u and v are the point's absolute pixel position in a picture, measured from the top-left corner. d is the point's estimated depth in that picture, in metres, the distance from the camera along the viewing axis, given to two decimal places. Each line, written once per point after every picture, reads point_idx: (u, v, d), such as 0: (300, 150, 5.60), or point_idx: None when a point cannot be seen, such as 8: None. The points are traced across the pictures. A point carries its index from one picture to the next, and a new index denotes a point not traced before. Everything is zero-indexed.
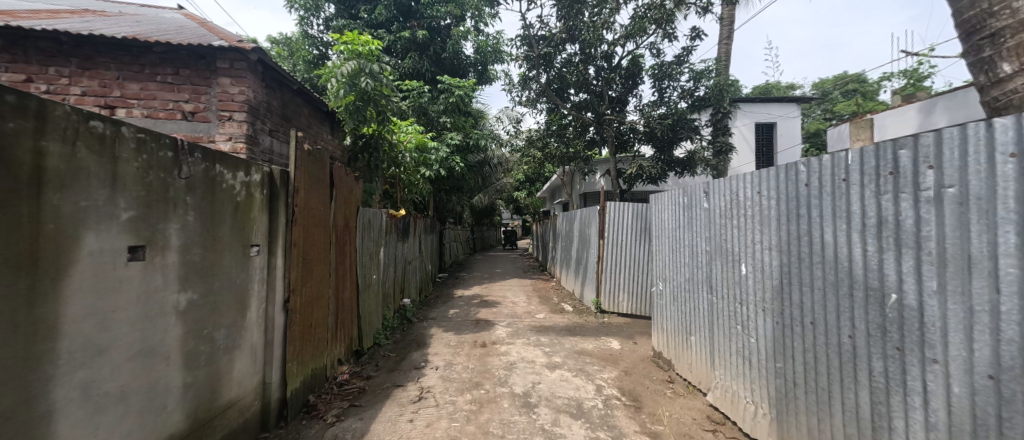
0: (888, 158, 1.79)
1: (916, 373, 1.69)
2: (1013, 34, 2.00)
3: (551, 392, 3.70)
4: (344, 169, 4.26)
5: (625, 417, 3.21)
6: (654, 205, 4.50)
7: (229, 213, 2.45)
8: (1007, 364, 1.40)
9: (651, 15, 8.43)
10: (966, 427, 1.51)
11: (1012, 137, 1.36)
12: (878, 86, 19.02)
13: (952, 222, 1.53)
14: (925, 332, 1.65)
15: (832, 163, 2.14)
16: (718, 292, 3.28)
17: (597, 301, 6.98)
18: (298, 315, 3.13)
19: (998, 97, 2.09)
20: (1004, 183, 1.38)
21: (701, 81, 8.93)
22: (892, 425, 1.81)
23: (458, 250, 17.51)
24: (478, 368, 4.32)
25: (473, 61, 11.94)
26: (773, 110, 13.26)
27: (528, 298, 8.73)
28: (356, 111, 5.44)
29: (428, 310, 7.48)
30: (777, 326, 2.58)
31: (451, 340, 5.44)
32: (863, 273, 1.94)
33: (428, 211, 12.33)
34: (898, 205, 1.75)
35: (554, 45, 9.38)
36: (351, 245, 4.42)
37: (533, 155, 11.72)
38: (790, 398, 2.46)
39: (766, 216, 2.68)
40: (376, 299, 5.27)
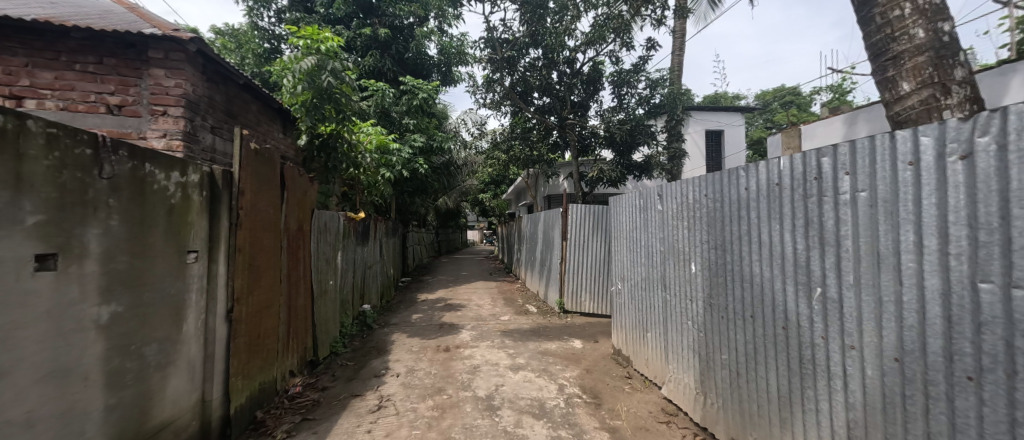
0: (813, 165, 1.99)
1: (837, 359, 1.88)
2: (910, 57, 2.27)
3: (515, 393, 3.72)
4: (297, 169, 4.04)
5: (586, 414, 3.30)
6: (613, 207, 4.65)
7: (163, 217, 2.26)
8: (908, 348, 1.55)
9: (611, 24, 8.75)
10: (878, 405, 1.69)
11: (909, 148, 1.53)
12: (810, 99, 20.79)
13: (865, 222, 1.72)
14: (845, 322, 1.84)
15: (767, 169, 2.33)
16: (671, 290, 3.44)
17: (560, 301, 7.11)
18: (244, 326, 2.94)
19: (899, 112, 2.36)
20: (904, 187, 1.55)
21: (657, 89, 9.37)
22: (818, 407, 1.99)
23: (422, 253, 17.25)
24: (441, 373, 4.25)
25: (437, 62, 11.73)
26: (721, 118, 14.19)
27: (492, 300, 8.72)
28: (313, 109, 5.21)
29: (389, 316, 7.27)
30: (722, 322, 2.76)
31: (414, 346, 5.32)
32: (793, 269, 2.14)
33: (390, 214, 12.05)
34: (822, 207, 1.95)
35: (518, 49, 9.50)
36: (305, 249, 4.21)
37: (497, 156, 11.95)
38: (733, 387, 2.64)
39: (711, 217, 2.86)
40: (333, 305, 5.05)
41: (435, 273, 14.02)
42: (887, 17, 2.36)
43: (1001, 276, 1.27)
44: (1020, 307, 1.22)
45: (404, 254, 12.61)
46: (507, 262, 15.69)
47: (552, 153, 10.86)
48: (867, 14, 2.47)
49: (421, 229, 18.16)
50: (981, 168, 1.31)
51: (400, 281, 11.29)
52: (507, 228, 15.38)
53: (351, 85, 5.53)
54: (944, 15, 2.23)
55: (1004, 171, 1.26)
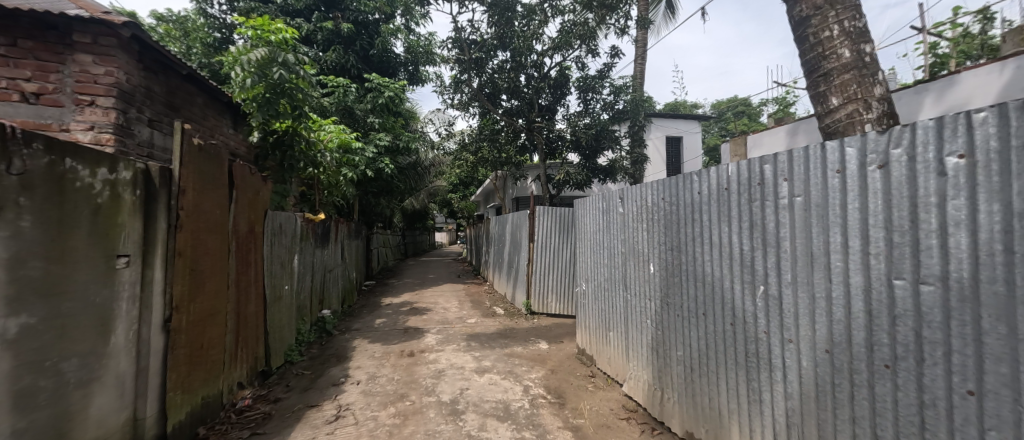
0: (756, 171, 2.14)
1: (777, 351, 2.02)
2: (838, 75, 2.50)
3: (480, 396, 3.70)
4: (247, 167, 3.80)
5: (550, 415, 3.33)
6: (579, 209, 4.74)
7: (86, 217, 2.05)
8: (837, 339, 1.70)
9: (577, 30, 8.94)
10: (812, 394, 1.83)
11: (837, 157, 1.68)
12: (760, 110, 22.27)
13: (800, 224, 1.86)
14: (783, 318, 1.99)
15: (716, 174, 2.47)
16: (631, 289, 3.56)
17: (527, 302, 7.15)
18: (184, 336, 2.71)
19: (829, 124, 2.58)
20: (833, 193, 1.70)
21: (621, 95, 9.67)
22: (761, 397, 2.13)
23: (387, 256, 16.79)
24: (404, 379, 4.14)
25: (404, 60, 11.41)
26: (680, 125, 14.90)
27: (459, 303, 8.63)
28: (266, 104, 4.90)
29: (351, 321, 7.00)
30: (677, 320, 2.89)
31: (376, 352, 5.15)
32: (740, 269, 2.28)
33: (353, 215, 11.65)
34: (764, 210, 2.09)
35: (486, 50, 9.49)
36: (257, 252, 3.97)
37: (466, 158, 11.92)
38: (687, 381, 2.77)
39: (668, 219, 2.98)
40: (288, 311, 4.78)
41: (401, 276, 13.68)
42: (818, 38, 2.57)
43: (911, 273, 1.41)
44: (926, 301, 1.36)
45: (368, 257, 12.20)
46: (474, 264, 15.58)
47: (520, 155, 10.92)
48: (802, 33, 2.67)
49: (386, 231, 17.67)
50: (894, 177, 1.46)
51: (364, 286, 10.93)
52: (475, 230, 15.33)
53: (309, 80, 5.28)
54: (865, 37, 2.48)
55: (912, 179, 1.40)
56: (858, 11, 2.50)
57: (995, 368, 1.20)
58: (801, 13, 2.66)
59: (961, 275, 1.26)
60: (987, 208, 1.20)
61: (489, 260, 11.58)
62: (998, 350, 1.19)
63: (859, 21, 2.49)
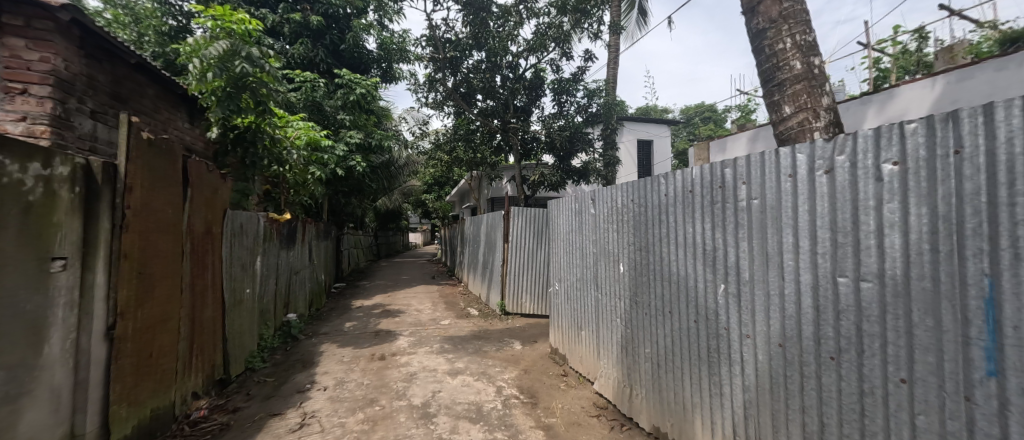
0: (718, 175, 2.24)
1: (736, 347, 2.13)
2: (790, 86, 2.66)
3: (452, 398, 3.66)
4: (205, 164, 3.59)
5: (522, 414, 3.34)
6: (552, 210, 4.78)
7: (15, 217, 1.88)
8: (789, 334, 1.80)
9: (551, 33, 9.02)
10: (766, 385, 1.93)
11: (790, 162, 1.78)
12: (724, 116, 23.30)
13: (757, 225, 1.96)
14: (741, 315, 2.09)
15: (681, 177, 2.56)
16: (602, 289, 3.63)
17: (501, 303, 7.16)
18: (130, 345, 2.53)
19: (782, 131, 2.74)
20: (786, 196, 1.80)
21: (594, 99, 9.83)
22: (721, 391, 2.23)
23: (359, 257, 16.35)
24: (374, 384, 4.04)
25: (376, 57, 11.12)
26: (651, 129, 15.36)
27: (433, 305, 8.51)
28: (227, 99, 4.64)
29: (318, 325, 6.76)
30: (646, 318, 2.98)
31: (345, 356, 4.99)
32: (703, 268, 2.38)
33: (322, 215, 11.27)
34: (725, 212, 2.19)
35: (461, 50, 9.46)
36: (215, 253, 3.75)
37: (441, 157, 11.78)
38: (654, 377, 2.86)
39: (637, 220, 3.06)
40: (250, 315, 4.56)
41: (373, 277, 13.37)
42: (773, 49, 2.73)
43: (852, 271, 1.51)
44: (866, 296, 1.47)
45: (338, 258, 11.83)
46: (449, 265, 15.41)
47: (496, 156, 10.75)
48: (759, 45, 2.82)
49: (357, 232, 17.20)
50: (838, 181, 1.57)
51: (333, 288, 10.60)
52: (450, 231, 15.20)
53: (274, 74, 5.05)
54: (814, 51, 2.65)
55: (853, 184, 1.51)
56: (808, 26, 2.66)
57: (923, 357, 1.31)
58: (757, 26, 2.81)
59: (894, 272, 1.37)
60: (916, 211, 1.30)
61: (464, 261, 11.49)
62: (926, 341, 1.30)
63: (809, 36, 2.66)
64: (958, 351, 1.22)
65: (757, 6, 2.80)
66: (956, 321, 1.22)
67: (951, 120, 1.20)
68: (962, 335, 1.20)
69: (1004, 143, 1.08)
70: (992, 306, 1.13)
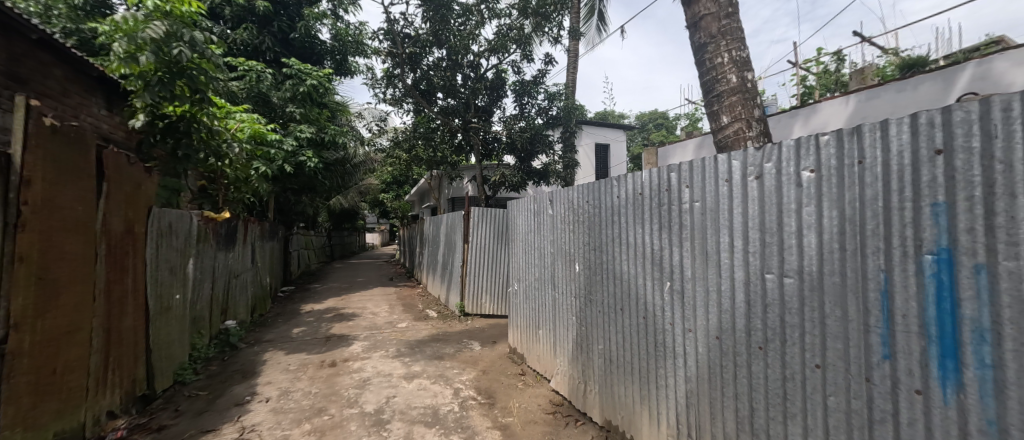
0: (664, 178, 2.38)
1: (679, 341, 2.26)
2: (727, 97, 2.87)
3: (407, 403, 3.57)
4: (124, 156, 3.23)
5: (479, 416, 3.33)
6: (512, 210, 4.80)
7: None
8: (724, 328, 1.95)
9: (512, 35, 9.08)
10: (705, 376, 2.07)
11: (728, 168, 1.91)
12: (675, 122, 24.67)
13: (698, 226, 2.10)
14: (683, 310, 2.23)
15: (632, 180, 2.67)
16: (559, 288, 3.70)
17: (461, 304, 7.10)
18: (26, 360, 2.22)
19: (721, 139, 2.94)
20: (722, 199, 1.95)
21: (555, 102, 9.98)
22: (666, 382, 2.36)
23: (310, 259, 15.52)
24: (323, 392, 3.83)
25: (330, 48, 10.57)
26: (608, 133, 15.93)
27: (389, 307, 8.25)
28: (159, 84, 4.18)
29: (262, 331, 6.32)
30: (599, 316, 3.08)
31: (291, 364, 4.70)
32: (651, 267, 2.51)
33: (268, 214, 10.55)
34: (671, 213, 2.32)
35: (421, 46, 9.37)
36: (138, 256, 3.39)
37: (399, 156, 11.41)
38: (606, 372, 2.96)
39: (593, 221, 3.15)
40: (181, 322, 4.16)
41: (325, 280, 12.73)
42: (713, 63, 2.93)
43: (777, 268, 1.67)
44: (787, 291, 1.63)
45: (286, 260, 11.12)
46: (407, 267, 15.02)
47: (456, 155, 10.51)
48: (701, 58, 3.02)
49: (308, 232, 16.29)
50: (766, 186, 1.71)
51: (281, 291, 9.96)
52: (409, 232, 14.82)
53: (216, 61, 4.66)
54: (748, 67, 2.88)
55: (778, 188, 1.66)
56: (742, 43, 2.90)
57: (833, 344, 1.47)
58: (699, 40, 3.00)
59: (810, 269, 1.53)
60: (828, 213, 1.46)
61: (423, 262, 11.25)
62: (835, 330, 1.46)
63: (743, 52, 2.89)
64: (860, 338, 1.37)
65: (699, 21, 2.98)
66: (859, 311, 1.37)
67: (857, 134, 1.35)
68: (864, 323, 1.36)
69: (896, 155, 1.24)
70: (885, 297, 1.29)
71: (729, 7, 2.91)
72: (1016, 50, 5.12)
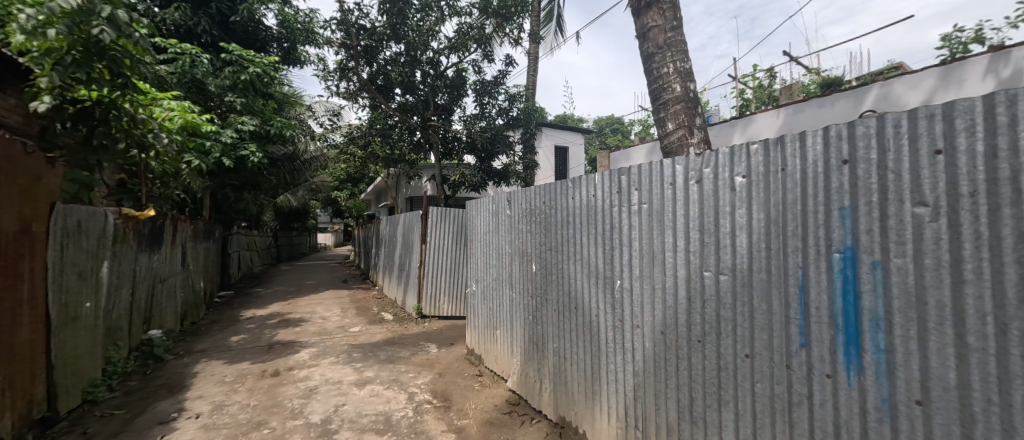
0: (616, 181, 2.47)
1: (628, 336, 2.36)
2: (672, 105, 3.05)
3: (358, 411, 3.43)
4: (18, 145, 2.83)
5: (434, 420, 3.27)
6: (471, 210, 4.77)
7: None
8: (669, 323, 2.06)
9: (472, 34, 9.03)
10: (650, 370, 2.18)
11: (673, 173, 2.02)
12: (630, 127, 25.78)
13: (646, 226, 2.21)
14: (632, 307, 2.33)
15: (587, 183, 2.74)
16: (516, 288, 3.72)
17: (418, 306, 6.94)
18: None
19: (668, 145, 3.10)
20: (667, 201, 2.06)
21: (515, 103, 10.02)
22: (616, 376, 2.45)
23: (254, 261, 14.47)
24: (263, 404, 3.57)
25: (276, 35, 9.92)
26: (567, 136, 16.29)
27: (341, 311, 7.87)
28: (75, 64, 3.65)
29: (194, 341, 5.77)
30: (554, 315, 3.14)
31: (227, 376, 4.34)
32: (602, 266, 2.59)
33: (203, 212, 9.69)
34: (621, 215, 2.42)
35: (376, 39, 9.06)
36: (36, 258, 2.96)
37: (354, 152, 10.91)
38: (560, 369, 3.03)
39: (549, 221, 3.20)
40: (93, 333, 3.70)
41: (271, 283, 11.92)
42: (659, 72, 3.10)
43: (714, 266, 1.79)
44: (722, 288, 1.75)
45: (225, 262, 10.25)
46: (362, 269, 14.43)
47: (415, 154, 10.21)
48: (648, 67, 3.18)
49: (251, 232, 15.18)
50: (705, 190, 1.84)
51: (217, 296, 9.17)
52: (365, 232, 14.27)
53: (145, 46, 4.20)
54: (690, 78, 3.07)
55: (716, 192, 1.78)
56: (685, 56, 3.09)
57: (760, 335, 1.60)
58: (647, 50, 3.16)
59: (741, 266, 1.66)
60: (756, 215, 1.59)
61: (378, 263, 10.86)
62: (761, 322, 1.59)
63: (686, 65, 3.08)
64: (782, 329, 1.51)
65: (647, 32, 3.14)
66: (781, 304, 1.51)
67: (780, 144, 1.49)
68: (785, 315, 1.50)
69: (811, 163, 1.39)
70: (803, 291, 1.43)
71: (674, 20, 3.09)
72: (911, 74, 5.91)
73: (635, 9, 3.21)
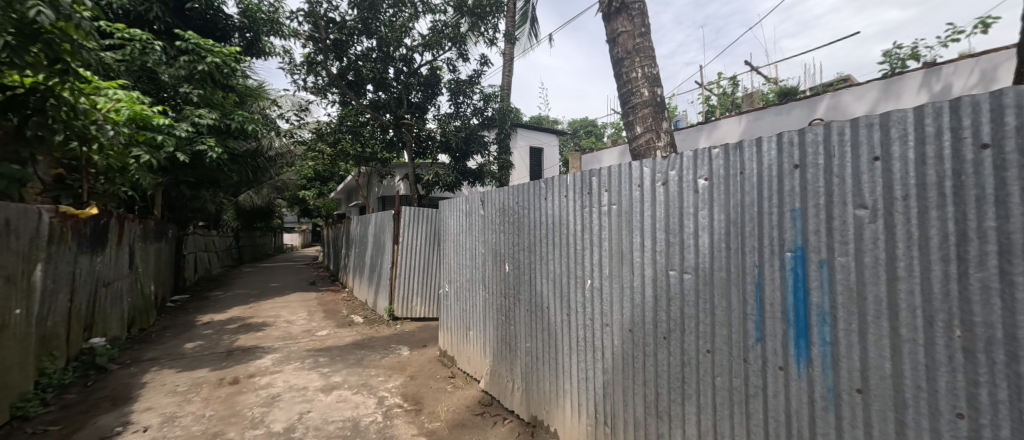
0: (587, 182, 2.51)
1: (597, 334, 2.41)
2: (640, 109, 3.14)
3: (324, 417, 3.31)
4: None
5: (404, 424, 3.21)
6: (445, 210, 4.71)
7: None
8: (636, 321, 2.11)
9: (447, 32, 8.94)
10: (619, 367, 2.23)
11: (641, 174, 2.08)
12: (603, 129, 26.29)
13: (615, 226, 2.26)
14: (602, 306, 2.37)
15: (559, 183, 2.77)
16: (489, 288, 3.71)
17: (389, 308, 6.78)
18: None
19: (637, 148, 3.19)
20: (635, 202, 2.11)
21: (490, 103, 9.98)
22: (586, 374, 2.49)
23: (212, 262, 13.69)
24: (221, 414, 3.39)
25: (238, 25, 9.44)
26: (542, 137, 16.40)
27: (308, 314, 7.57)
28: (13, 51, 3.31)
29: (143, 349, 5.39)
30: (526, 314, 3.15)
31: (181, 385, 4.08)
32: (574, 266, 2.63)
33: (154, 211, 9.08)
34: (592, 215, 2.46)
35: (347, 33, 8.80)
36: None
37: (323, 149, 10.54)
38: (532, 368, 3.04)
39: (522, 221, 3.21)
40: (24, 342, 3.38)
41: (232, 286, 11.31)
42: (628, 77, 3.18)
43: (678, 266, 1.86)
44: (686, 286, 1.82)
45: (179, 264, 9.64)
46: (331, 270, 13.95)
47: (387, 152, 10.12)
48: (618, 71, 3.26)
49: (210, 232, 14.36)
50: (670, 191, 1.90)
51: (171, 301, 8.61)
52: (334, 233, 13.81)
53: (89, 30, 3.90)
54: (657, 84, 3.17)
55: (680, 193, 1.85)
56: (653, 62, 3.18)
57: (720, 331, 1.67)
58: (617, 55, 3.24)
59: (703, 265, 1.73)
60: (717, 216, 1.67)
61: (348, 265, 10.54)
62: (721, 319, 1.66)
63: (654, 70, 3.18)
64: (740, 324, 1.59)
65: (617, 37, 3.22)
66: (739, 301, 1.59)
67: (739, 149, 1.57)
68: (743, 312, 1.57)
69: (767, 168, 1.47)
70: (759, 288, 1.50)
71: (642, 27, 3.18)
72: (858, 86, 6.37)
73: (606, 14, 3.28)
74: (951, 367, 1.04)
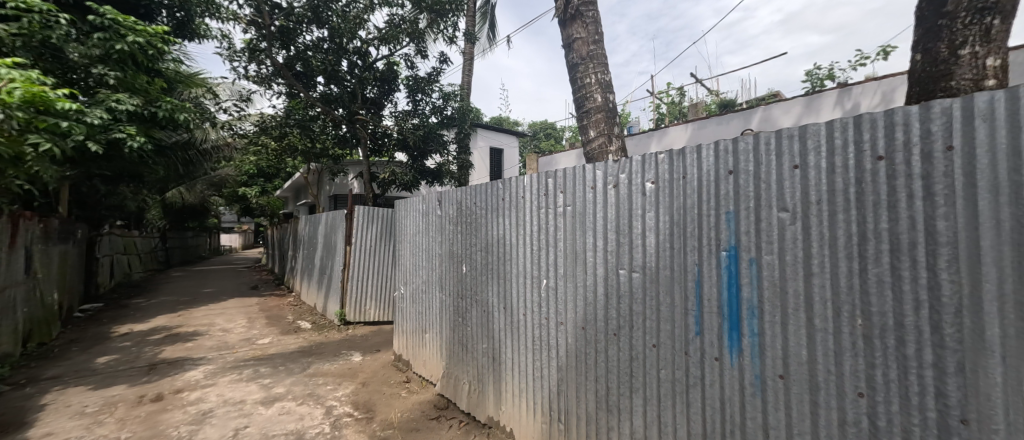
0: (544, 183, 2.56)
1: (553, 333, 2.45)
2: (595, 114, 3.25)
3: (264, 431, 3.09)
4: None
5: (354, 433, 3.08)
6: (400, 210, 4.59)
7: None
8: (589, 319, 2.18)
9: (404, 27, 8.70)
10: (573, 364, 2.29)
11: (594, 176, 2.16)
12: (562, 132, 26.89)
13: (569, 227, 2.32)
14: (557, 305, 2.42)
15: (517, 184, 2.80)
16: (446, 289, 3.65)
17: (340, 312, 6.46)
18: None
19: (592, 151, 3.29)
20: (588, 203, 2.18)
21: (450, 102, 9.82)
22: (542, 373, 2.52)
23: (134, 266, 12.31)
24: (141, 435, 3.05)
25: (167, 3, 8.59)
26: (502, 138, 16.44)
27: (248, 321, 7.02)
28: None
29: (44, 366, 4.72)
30: (483, 315, 3.14)
31: (91, 405, 3.62)
32: (531, 266, 2.66)
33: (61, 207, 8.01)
34: (548, 216, 2.50)
35: (295, 21, 8.30)
36: None
37: (267, 143, 9.85)
38: (489, 369, 3.03)
39: (480, 221, 3.20)
40: None
41: (158, 292, 10.23)
42: (583, 82, 3.29)
43: (627, 265, 1.95)
44: (634, 284, 1.91)
45: (92, 269, 8.57)
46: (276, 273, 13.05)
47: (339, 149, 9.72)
48: (574, 76, 3.36)
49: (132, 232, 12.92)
50: (621, 194, 1.99)
51: (82, 311, 7.62)
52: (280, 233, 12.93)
53: None
54: (610, 90, 3.30)
55: (630, 196, 1.93)
56: (606, 69, 3.31)
57: (664, 326, 1.77)
58: (572, 60, 3.34)
59: (649, 264, 1.83)
60: (662, 218, 1.77)
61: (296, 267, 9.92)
62: (665, 314, 1.76)
63: (607, 77, 3.30)
64: (682, 319, 1.69)
65: (573, 43, 3.31)
66: (681, 298, 1.69)
67: (682, 155, 1.68)
68: (684, 308, 1.68)
69: (705, 173, 1.58)
70: (698, 285, 1.61)
71: (596, 34, 3.29)
72: (786, 100, 7.04)
73: (562, 19, 3.36)
74: (854, 352, 1.18)
